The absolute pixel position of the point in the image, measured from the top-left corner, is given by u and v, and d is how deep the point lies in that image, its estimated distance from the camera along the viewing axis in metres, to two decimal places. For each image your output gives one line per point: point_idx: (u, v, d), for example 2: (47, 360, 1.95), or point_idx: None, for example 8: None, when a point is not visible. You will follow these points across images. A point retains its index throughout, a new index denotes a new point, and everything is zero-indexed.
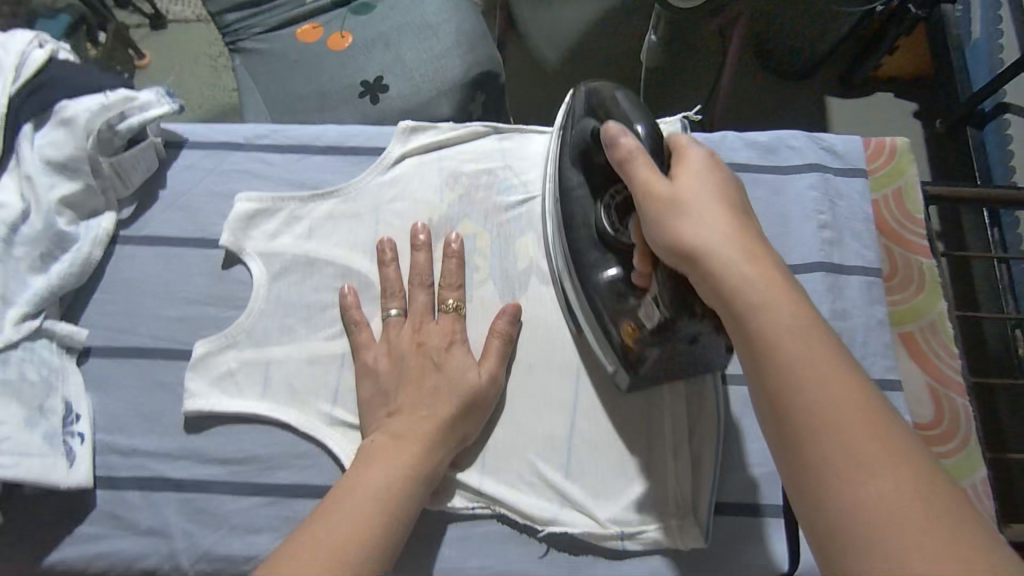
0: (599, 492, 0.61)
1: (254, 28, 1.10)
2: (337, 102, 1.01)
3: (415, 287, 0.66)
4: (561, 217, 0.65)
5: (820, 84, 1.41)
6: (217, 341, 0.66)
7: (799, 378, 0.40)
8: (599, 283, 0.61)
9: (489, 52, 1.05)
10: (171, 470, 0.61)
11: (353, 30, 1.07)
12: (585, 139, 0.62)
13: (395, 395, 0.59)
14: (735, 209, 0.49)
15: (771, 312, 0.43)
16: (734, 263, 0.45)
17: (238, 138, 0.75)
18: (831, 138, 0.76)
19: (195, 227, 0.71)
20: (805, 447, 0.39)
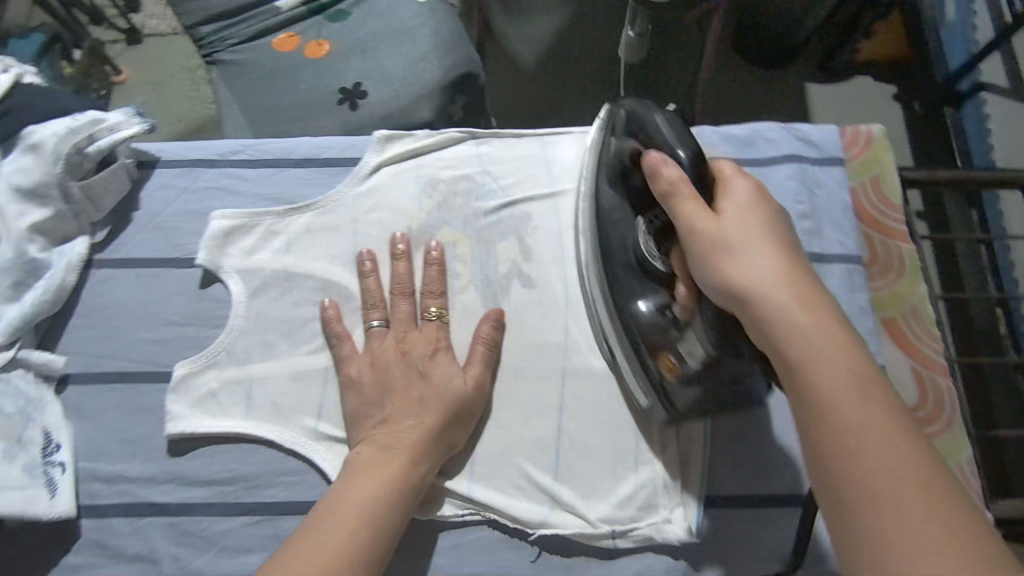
0: (589, 493, 0.61)
1: (230, 40, 1.08)
2: (316, 110, 1.01)
3: (397, 295, 0.65)
4: (596, 245, 0.65)
5: (801, 68, 1.39)
6: (198, 361, 0.65)
7: (850, 419, 0.41)
8: (635, 313, 0.60)
9: (468, 54, 1.05)
10: (157, 495, 0.61)
11: (330, 38, 1.06)
12: (626, 162, 0.64)
13: (382, 405, 0.59)
14: (784, 245, 0.50)
15: (820, 351, 0.44)
16: (782, 298, 0.46)
17: (212, 155, 0.74)
18: (807, 129, 0.77)
19: (172, 246, 0.71)
20: (852, 493, 0.39)
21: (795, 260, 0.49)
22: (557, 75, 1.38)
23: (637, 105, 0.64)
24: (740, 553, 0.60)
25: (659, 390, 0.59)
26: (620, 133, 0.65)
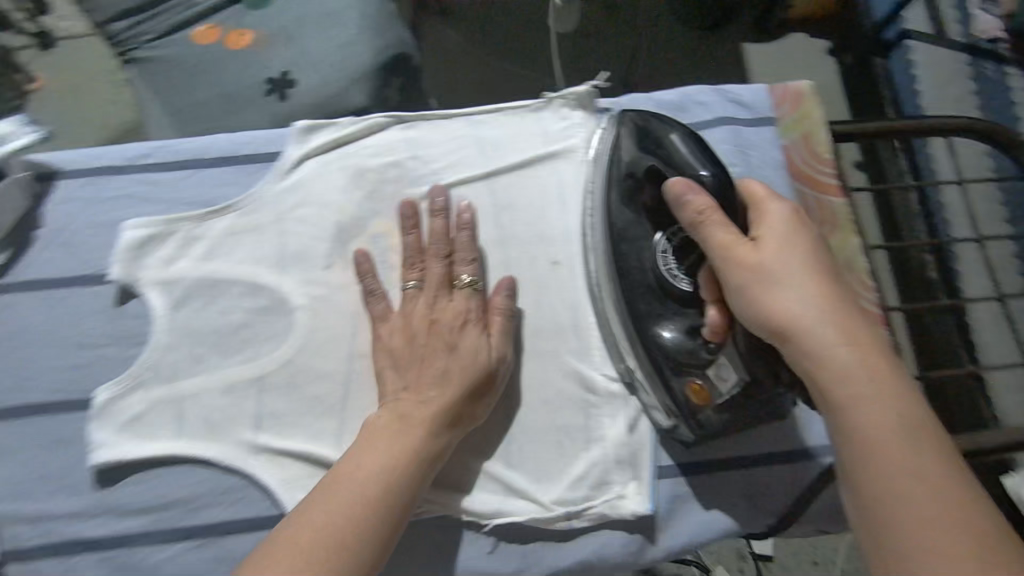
0: (542, 476, 0.60)
1: (143, 36, 1.00)
2: (244, 104, 0.96)
3: (430, 256, 0.63)
4: (609, 260, 0.62)
5: (738, 28, 1.40)
6: (122, 383, 0.61)
7: (899, 467, 0.43)
8: (658, 338, 0.58)
9: (400, 34, 1.00)
10: (91, 529, 0.59)
11: (252, 26, 0.99)
12: (638, 175, 0.62)
13: (409, 373, 0.58)
14: (829, 277, 0.50)
15: (870, 396, 0.45)
16: (827, 337, 0.46)
17: (118, 161, 0.69)
18: (737, 90, 0.77)
19: (82, 263, 0.66)
20: (903, 540, 0.41)
21: (841, 294, 0.49)
22: (496, 52, 1.36)
23: (650, 121, 0.63)
24: (750, 500, 0.61)
25: (686, 413, 0.57)
26: (633, 142, 0.63)
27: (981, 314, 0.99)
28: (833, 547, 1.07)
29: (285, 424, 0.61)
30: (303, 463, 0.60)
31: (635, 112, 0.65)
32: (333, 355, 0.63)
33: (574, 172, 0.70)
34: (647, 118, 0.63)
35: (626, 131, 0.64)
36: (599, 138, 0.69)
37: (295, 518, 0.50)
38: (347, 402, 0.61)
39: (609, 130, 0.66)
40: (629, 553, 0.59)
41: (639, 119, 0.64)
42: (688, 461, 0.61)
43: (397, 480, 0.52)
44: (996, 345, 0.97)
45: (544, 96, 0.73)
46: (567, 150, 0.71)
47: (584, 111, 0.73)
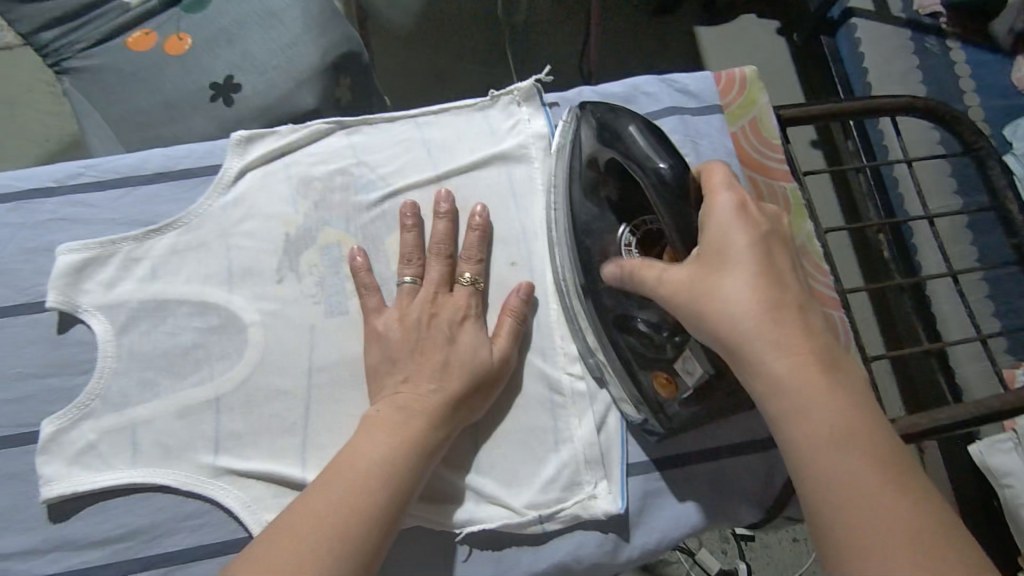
0: (512, 480, 0.60)
1: (76, 44, 0.96)
2: (188, 111, 0.92)
3: (433, 255, 0.64)
4: (574, 256, 0.62)
5: (687, 13, 1.41)
6: (68, 414, 0.59)
7: (837, 476, 0.42)
8: (625, 332, 0.58)
9: (346, 31, 0.98)
10: (44, 567, 0.56)
11: (191, 30, 0.96)
12: (601, 168, 0.61)
13: (406, 364, 0.58)
14: (772, 271, 0.47)
15: (811, 404, 0.43)
16: (768, 345, 0.44)
17: (49, 181, 0.66)
18: (683, 79, 0.76)
19: (17, 290, 0.63)
20: (839, 549, 0.41)
21: (785, 288, 0.46)
22: (448, 46, 1.34)
23: (608, 111, 0.61)
24: (724, 491, 0.61)
25: (656, 408, 0.58)
26: (593, 133, 0.61)
27: (938, 288, 1.02)
28: None
29: (244, 445, 0.59)
30: (266, 484, 0.58)
31: (599, 102, 0.63)
32: (290, 371, 0.61)
33: (539, 170, 0.70)
34: (606, 108, 0.61)
35: (587, 124, 0.62)
36: (564, 129, 0.68)
37: (299, 516, 0.48)
38: (308, 418, 0.60)
39: (572, 123, 0.66)
40: (605, 552, 0.59)
41: (599, 108, 0.61)
42: (662, 454, 0.61)
43: (405, 479, 0.52)
44: (954, 315, 0.99)
45: (493, 93, 0.72)
46: (517, 149, 0.70)
47: (533, 106, 0.72)
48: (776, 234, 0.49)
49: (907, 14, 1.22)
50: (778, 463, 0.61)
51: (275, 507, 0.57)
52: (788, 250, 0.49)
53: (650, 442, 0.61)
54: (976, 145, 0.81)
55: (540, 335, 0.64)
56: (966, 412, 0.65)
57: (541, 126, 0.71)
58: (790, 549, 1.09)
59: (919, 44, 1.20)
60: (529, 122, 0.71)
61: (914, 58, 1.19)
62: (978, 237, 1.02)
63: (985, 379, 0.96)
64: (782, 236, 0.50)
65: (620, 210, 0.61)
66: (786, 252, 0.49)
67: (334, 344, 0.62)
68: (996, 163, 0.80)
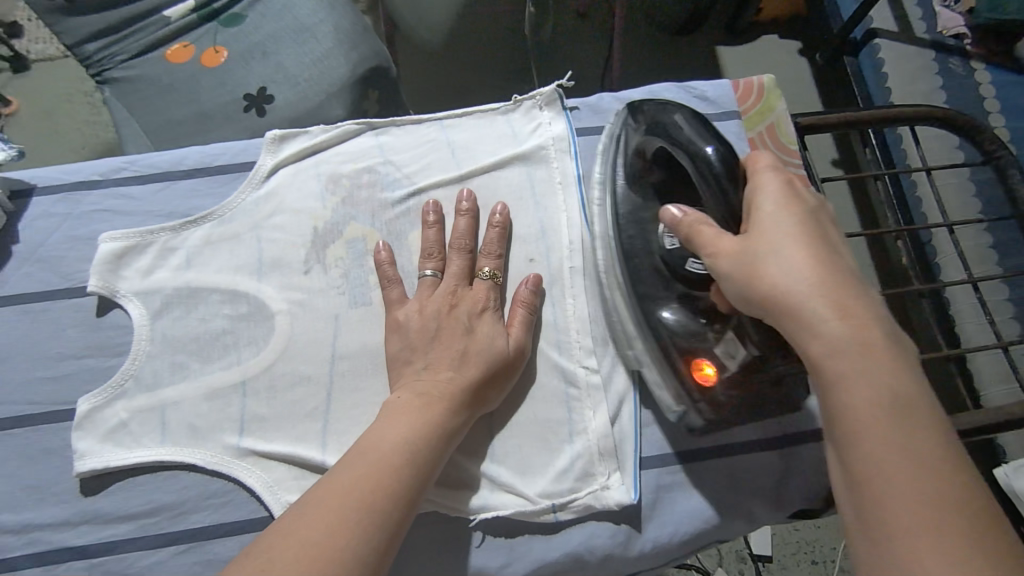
0: (527, 470, 0.61)
1: (118, 55, 1.02)
2: (221, 118, 0.96)
3: (454, 250, 0.66)
4: (616, 244, 0.62)
5: (709, 32, 1.43)
6: (103, 394, 0.62)
7: (887, 448, 0.39)
8: (662, 320, 0.58)
9: (374, 45, 1.01)
10: (73, 538, 0.58)
11: (227, 44, 1.01)
12: (645, 162, 0.63)
13: (429, 350, 0.60)
14: (822, 241, 0.46)
15: (862, 370, 0.41)
16: (824, 311, 0.42)
17: (94, 175, 0.70)
18: (702, 86, 0.78)
19: (60, 276, 0.66)
20: (888, 523, 0.38)
21: (837, 260, 0.45)
22: None
23: (658, 105, 0.63)
24: (734, 490, 0.61)
25: (695, 397, 0.57)
26: (638, 128, 0.64)
27: (960, 301, 1.00)
28: (831, 545, 1.08)
29: (268, 429, 0.61)
30: (288, 467, 0.60)
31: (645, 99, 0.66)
32: (314, 358, 0.63)
33: (558, 170, 0.72)
34: (655, 101, 0.64)
35: (632, 118, 0.65)
36: (609, 128, 0.69)
37: (320, 496, 0.49)
38: (329, 404, 0.62)
39: (621, 119, 0.67)
40: (617, 544, 0.59)
41: (648, 103, 0.64)
42: (687, 448, 0.62)
43: (421, 463, 0.53)
44: (977, 334, 0.97)
45: (516, 96, 0.74)
46: (536, 150, 0.72)
47: (555, 110, 0.74)
48: (824, 213, 0.49)
49: (931, 36, 1.22)
50: (793, 461, 0.62)
51: (295, 488, 0.59)
52: (834, 229, 0.48)
53: (676, 435, 0.63)
54: (994, 153, 0.80)
55: (556, 330, 0.66)
56: (987, 417, 0.64)
57: (562, 129, 0.73)
58: (808, 571, 1.07)
59: (942, 65, 1.19)
60: (550, 125, 0.74)
61: (938, 78, 1.18)
62: (1004, 256, 1.00)
63: (1009, 399, 0.93)
64: (828, 216, 0.49)
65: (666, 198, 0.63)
66: (832, 230, 0.48)
67: (358, 334, 0.64)
68: (1015, 170, 0.78)
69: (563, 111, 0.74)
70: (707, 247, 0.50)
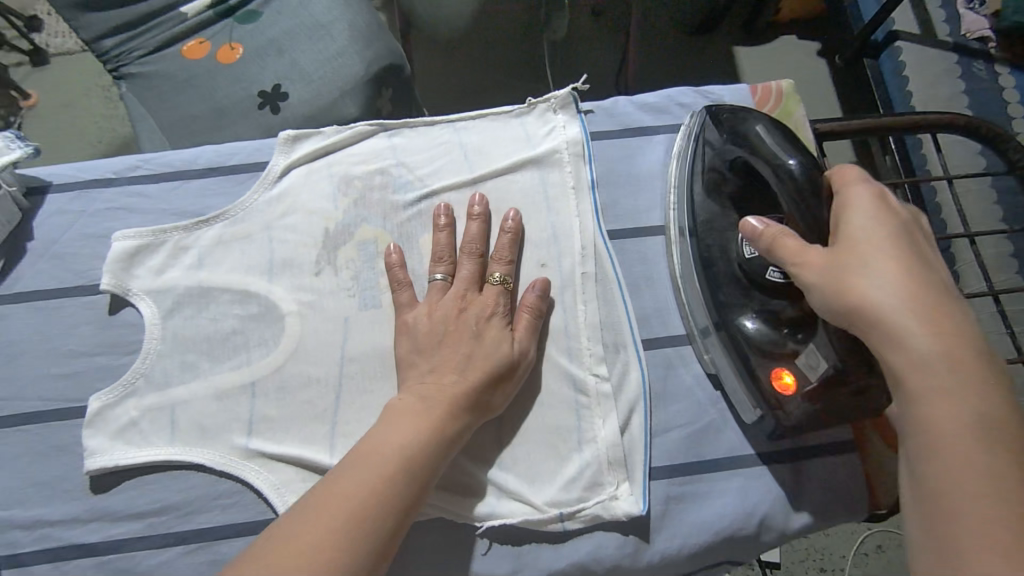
0: (535, 478, 0.60)
1: (135, 51, 1.02)
2: (235, 116, 0.96)
3: (464, 253, 0.65)
4: (695, 252, 0.63)
5: (727, 32, 1.42)
6: (114, 391, 0.62)
7: (965, 468, 0.41)
8: (743, 329, 0.58)
9: (389, 43, 1.01)
10: (83, 536, 0.59)
11: (242, 40, 1.01)
12: (721, 170, 0.63)
13: (433, 353, 0.60)
14: (913, 255, 0.46)
15: (947, 388, 0.42)
16: (912, 327, 0.43)
17: (109, 173, 0.70)
18: (718, 90, 0.77)
19: (74, 274, 0.67)
20: (958, 536, 0.40)
21: (927, 276, 0.45)
22: (487, 63, 1.36)
23: (736, 112, 0.63)
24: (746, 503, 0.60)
25: (775, 406, 0.57)
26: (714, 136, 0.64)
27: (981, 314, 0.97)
28: (841, 554, 1.06)
29: (278, 430, 0.61)
30: (294, 469, 0.60)
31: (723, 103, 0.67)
32: (324, 360, 0.63)
33: (571, 174, 0.71)
34: (734, 108, 0.64)
35: (711, 123, 0.65)
36: (687, 133, 0.70)
37: (314, 504, 0.49)
38: (337, 406, 0.62)
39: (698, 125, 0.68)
40: (625, 556, 0.59)
41: (724, 109, 0.65)
42: (769, 450, 0.62)
43: (419, 468, 0.53)
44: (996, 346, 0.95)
45: (530, 99, 0.73)
46: (551, 153, 0.71)
47: (569, 114, 0.73)
48: (917, 226, 0.49)
49: (955, 38, 1.19)
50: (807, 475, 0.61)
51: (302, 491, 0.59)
52: (928, 242, 0.49)
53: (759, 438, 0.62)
54: (1020, 163, 0.77)
55: (565, 337, 0.65)
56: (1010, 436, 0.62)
57: (576, 134, 0.72)
58: None
59: (966, 68, 1.17)
60: (564, 129, 0.73)
61: (961, 82, 1.16)
62: None
63: None
64: (921, 228, 0.50)
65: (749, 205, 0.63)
66: (924, 243, 0.48)
67: (367, 336, 0.64)
68: None
69: (577, 115, 0.73)
70: (792, 258, 0.50)
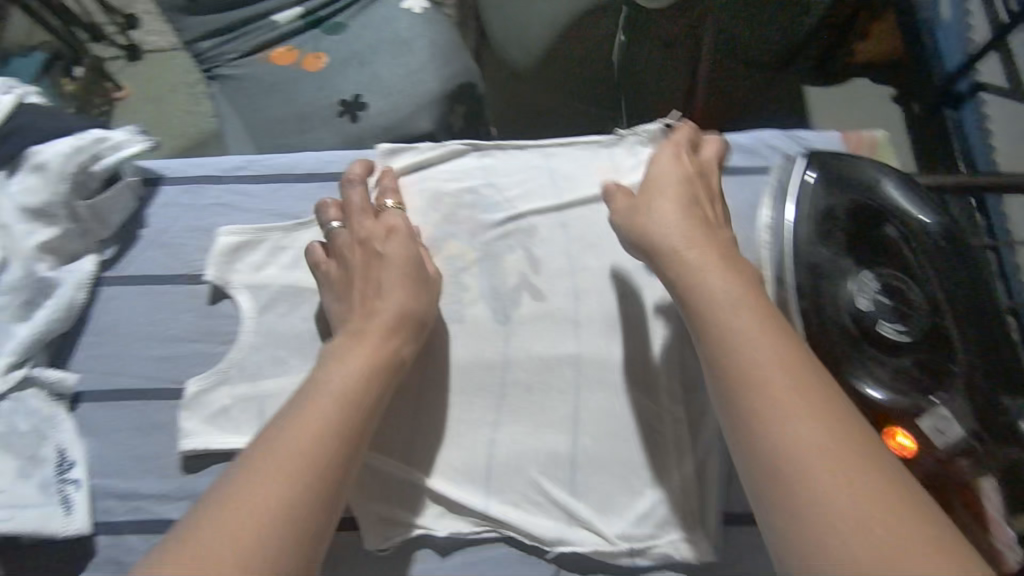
0: (606, 509, 0.61)
1: (228, 54, 1.08)
2: (317, 123, 1.01)
3: (353, 188, 0.67)
4: (795, 299, 0.65)
5: (801, 69, 1.37)
6: (210, 377, 0.65)
7: (768, 402, 0.45)
8: (862, 389, 0.60)
9: (466, 64, 1.05)
10: (172, 512, 0.61)
11: (327, 50, 1.06)
12: (830, 220, 0.65)
13: (348, 291, 0.62)
14: (706, 241, 0.57)
15: (741, 341, 0.49)
16: (701, 297, 0.53)
17: (218, 171, 0.75)
18: (809, 136, 0.77)
19: (182, 263, 0.71)
20: (776, 466, 0.43)
21: (717, 256, 0.56)
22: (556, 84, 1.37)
23: (840, 161, 0.66)
24: None
25: None
26: (821, 183, 0.66)
27: None
28: None
29: None
30: (372, 472, 0.62)
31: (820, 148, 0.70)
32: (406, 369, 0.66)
33: None
34: (836, 154, 0.67)
35: (816, 168, 0.67)
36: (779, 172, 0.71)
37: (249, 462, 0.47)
38: (417, 415, 0.64)
39: (800, 172, 0.68)
40: None
41: (827, 154, 0.68)
42: None
43: (349, 403, 0.52)
44: None
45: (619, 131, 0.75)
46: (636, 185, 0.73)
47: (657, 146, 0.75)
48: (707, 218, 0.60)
49: None
50: None
51: (382, 496, 0.61)
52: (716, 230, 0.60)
53: None
54: None
55: (645, 372, 0.65)
56: None
57: None
58: None
59: None
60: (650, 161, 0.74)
61: None
62: None
63: None
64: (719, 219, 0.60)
65: (858, 258, 0.65)
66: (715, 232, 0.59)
67: (451, 350, 0.67)
68: None
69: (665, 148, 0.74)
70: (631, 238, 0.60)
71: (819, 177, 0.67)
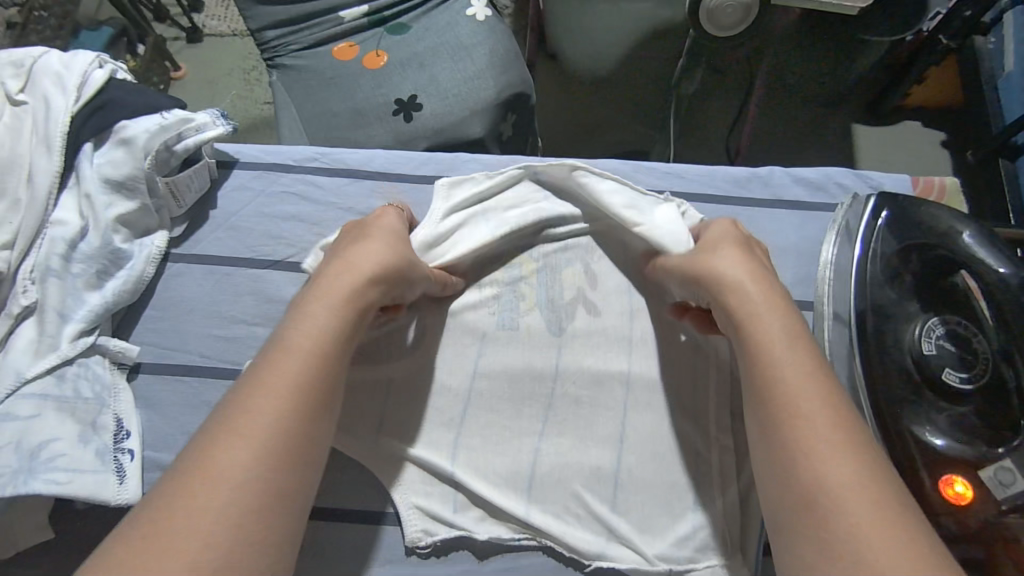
0: (645, 528, 0.60)
1: (291, 45, 1.11)
2: (372, 119, 1.01)
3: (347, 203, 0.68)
4: (858, 339, 0.63)
5: (850, 109, 1.39)
6: None
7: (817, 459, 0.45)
8: (925, 435, 0.58)
9: (523, 73, 1.04)
10: None
11: (389, 49, 1.08)
12: (896, 264, 0.65)
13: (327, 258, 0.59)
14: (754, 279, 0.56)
15: (793, 394, 0.48)
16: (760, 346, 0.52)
17: (289, 161, 0.76)
18: (880, 177, 0.76)
19: (246, 247, 0.72)
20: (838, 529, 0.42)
21: (768, 300, 0.54)
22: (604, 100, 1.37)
23: (910, 204, 0.66)
24: None
25: (939, 512, 0.56)
26: (889, 225, 0.66)
27: None
28: None
29: (405, 430, 0.64)
30: (413, 467, 0.62)
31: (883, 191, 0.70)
32: (458, 370, 0.66)
33: None
34: (902, 196, 0.67)
35: (887, 210, 0.67)
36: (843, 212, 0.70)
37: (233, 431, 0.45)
38: (464, 416, 0.65)
39: (868, 214, 0.68)
40: None
41: (894, 197, 0.68)
42: None
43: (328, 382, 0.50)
44: None
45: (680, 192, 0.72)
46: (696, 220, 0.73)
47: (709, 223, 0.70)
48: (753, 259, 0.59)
49: None
50: None
51: (423, 492, 0.61)
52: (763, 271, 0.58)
53: None
54: None
55: (693, 396, 0.65)
56: None
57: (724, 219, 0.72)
58: None
59: None
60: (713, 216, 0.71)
61: None
62: None
63: None
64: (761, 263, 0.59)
65: (922, 302, 0.64)
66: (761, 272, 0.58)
67: (503, 354, 0.67)
68: None
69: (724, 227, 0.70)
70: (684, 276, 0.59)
71: (888, 219, 0.66)
